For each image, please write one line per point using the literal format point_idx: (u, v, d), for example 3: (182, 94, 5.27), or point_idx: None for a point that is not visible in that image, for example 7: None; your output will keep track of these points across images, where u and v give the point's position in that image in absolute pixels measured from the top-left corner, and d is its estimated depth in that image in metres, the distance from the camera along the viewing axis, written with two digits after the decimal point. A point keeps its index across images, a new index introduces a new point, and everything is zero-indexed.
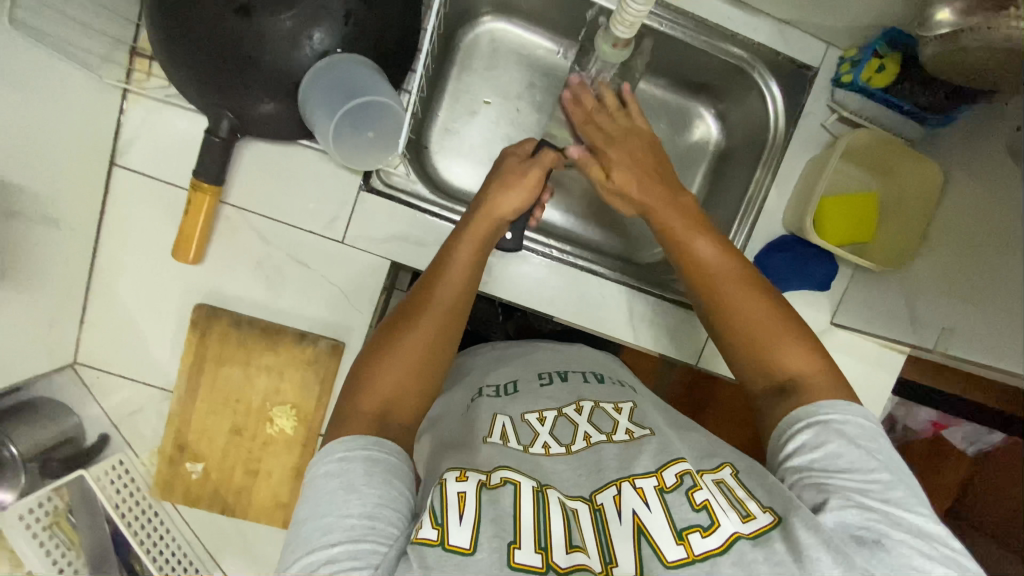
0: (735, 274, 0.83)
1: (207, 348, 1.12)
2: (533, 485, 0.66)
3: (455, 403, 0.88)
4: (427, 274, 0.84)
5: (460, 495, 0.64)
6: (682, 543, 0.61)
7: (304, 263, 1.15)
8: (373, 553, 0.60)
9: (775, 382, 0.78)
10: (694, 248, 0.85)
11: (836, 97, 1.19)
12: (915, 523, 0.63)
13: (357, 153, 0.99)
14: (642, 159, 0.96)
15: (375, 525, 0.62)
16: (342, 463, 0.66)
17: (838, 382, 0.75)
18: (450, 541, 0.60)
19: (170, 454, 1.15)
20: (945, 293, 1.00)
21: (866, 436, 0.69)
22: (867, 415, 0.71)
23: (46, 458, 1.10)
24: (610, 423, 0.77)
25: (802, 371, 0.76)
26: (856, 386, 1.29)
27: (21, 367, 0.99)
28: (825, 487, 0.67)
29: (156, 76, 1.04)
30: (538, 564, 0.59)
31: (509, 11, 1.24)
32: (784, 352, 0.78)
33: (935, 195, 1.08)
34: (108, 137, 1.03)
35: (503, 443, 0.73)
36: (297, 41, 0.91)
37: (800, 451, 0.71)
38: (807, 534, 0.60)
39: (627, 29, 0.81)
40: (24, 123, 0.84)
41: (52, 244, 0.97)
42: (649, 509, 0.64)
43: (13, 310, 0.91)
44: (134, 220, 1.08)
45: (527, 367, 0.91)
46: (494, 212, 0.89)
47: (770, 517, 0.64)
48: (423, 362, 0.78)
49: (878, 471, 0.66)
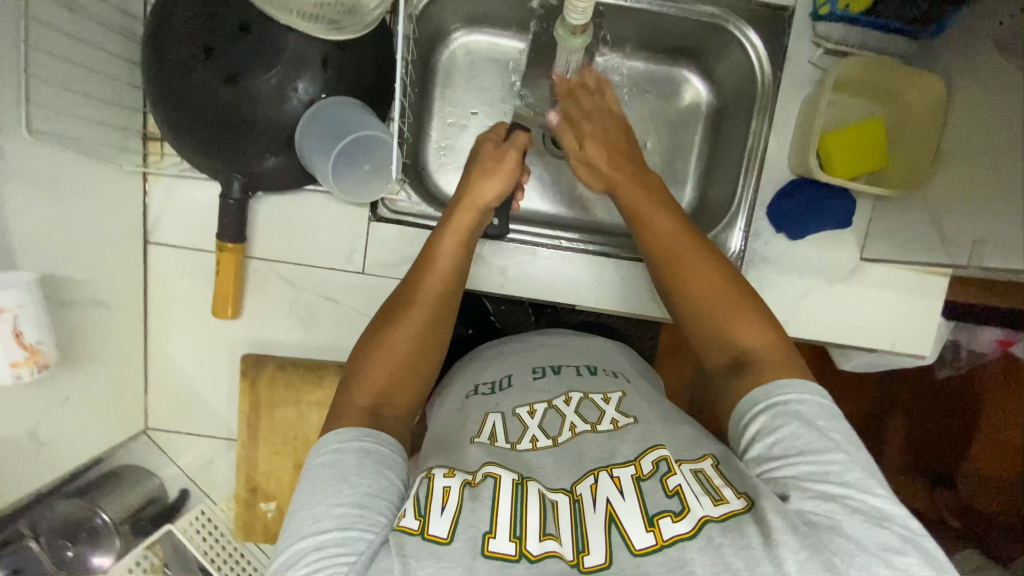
0: (696, 256, 0.86)
1: (260, 394, 1.20)
2: (513, 478, 0.69)
3: (455, 399, 0.91)
4: (415, 268, 0.90)
5: (445, 489, 0.67)
6: (652, 529, 0.63)
7: (332, 300, 1.21)
8: (360, 539, 0.64)
9: (730, 355, 0.80)
10: (656, 224, 0.91)
11: (818, 30, 1.16)
12: (872, 505, 0.63)
13: (358, 189, 1.04)
14: (615, 137, 1.03)
15: (364, 513, 0.66)
16: (336, 455, 0.70)
17: (789, 352, 0.77)
18: (430, 530, 0.63)
19: (244, 498, 1.23)
20: (968, 207, 0.96)
21: (823, 416, 0.69)
22: (824, 394, 0.70)
23: (136, 518, 1.19)
24: (597, 414, 0.78)
25: (753, 342, 0.78)
26: (900, 317, 1.24)
27: (99, 440, 1.08)
28: (786, 472, 0.67)
29: (169, 154, 1.13)
30: (511, 552, 0.62)
31: (479, 21, 1.27)
32: (737, 325, 0.80)
33: (940, 109, 1.04)
34: (138, 219, 1.13)
35: (491, 442, 0.77)
36: (284, 95, 0.97)
37: (759, 435, 0.71)
38: (775, 517, 0.61)
39: (580, 15, 0.82)
40: (61, 222, 0.93)
41: (106, 325, 1.06)
42: (622, 497, 0.66)
43: (83, 390, 1.01)
44: (172, 290, 1.17)
45: (525, 359, 0.93)
46: (477, 202, 0.94)
47: (742, 502, 0.65)
48: (414, 352, 0.83)
49: (835, 453, 0.65)
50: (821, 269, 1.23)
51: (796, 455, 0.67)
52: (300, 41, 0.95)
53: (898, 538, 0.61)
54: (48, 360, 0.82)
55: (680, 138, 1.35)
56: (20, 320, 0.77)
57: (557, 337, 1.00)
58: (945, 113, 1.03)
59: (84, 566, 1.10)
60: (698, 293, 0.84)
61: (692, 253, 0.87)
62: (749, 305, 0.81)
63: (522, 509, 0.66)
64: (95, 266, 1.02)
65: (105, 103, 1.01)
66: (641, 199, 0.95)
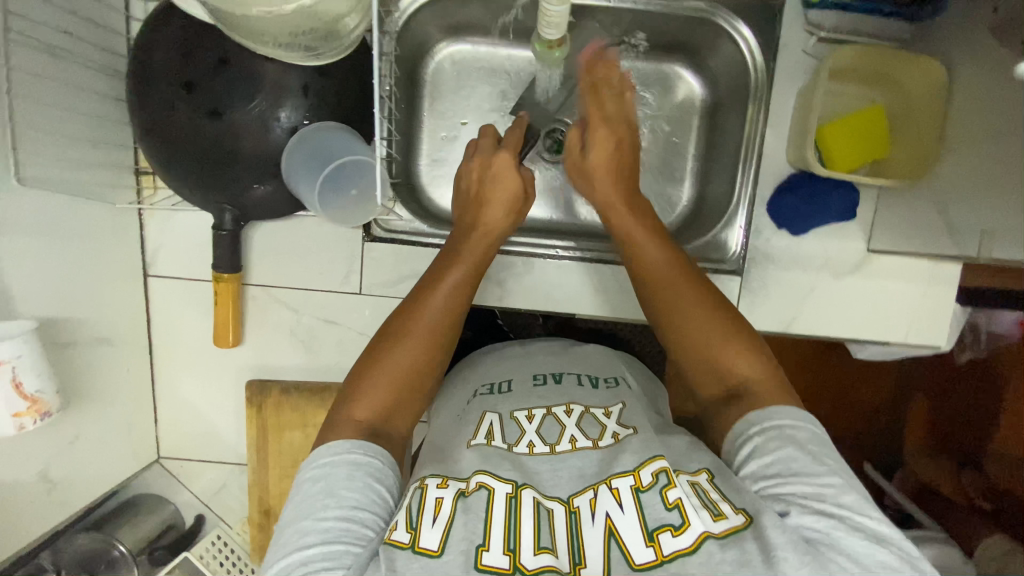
0: (685, 286, 0.84)
1: (267, 419, 1.21)
2: (507, 490, 0.67)
3: (456, 400, 0.91)
4: (420, 287, 0.88)
5: (438, 500, 0.67)
6: (652, 545, 0.61)
7: (332, 321, 1.22)
8: (345, 553, 0.64)
9: (722, 388, 0.79)
10: (648, 253, 0.89)
11: (811, 18, 1.12)
12: (868, 526, 0.61)
13: (347, 214, 1.03)
14: (615, 155, 1.01)
15: (350, 527, 0.66)
16: (326, 467, 0.71)
17: (780, 387, 0.76)
18: (421, 543, 0.63)
19: (258, 521, 1.25)
20: (977, 193, 0.93)
21: (815, 439, 0.68)
22: (815, 422, 0.70)
23: (153, 547, 1.22)
24: (598, 429, 0.76)
25: (745, 377, 0.77)
26: (912, 308, 1.21)
27: (113, 472, 1.11)
28: (782, 496, 0.65)
29: (161, 188, 1.14)
30: (505, 566, 0.61)
31: (463, 31, 1.26)
32: (729, 359, 0.79)
33: (942, 92, 1.00)
34: (136, 254, 1.14)
35: (487, 442, 0.75)
36: (268, 125, 0.97)
37: (753, 459, 0.69)
38: (776, 532, 0.60)
39: (555, 29, 0.82)
40: (59, 264, 0.95)
41: (111, 360, 1.08)
42: (620, 509, 0.64)
43: (92, 426, 1.03)
44: (174, 321, 1.18)
45: (530, 364, 0.91)
46: (487, 232, 0.95)
47: (741, 517, 0.63)
48: (415, 372, 0.82)
49: (828, 475, 0.65)
50: (826, 263, 1.20)
51: (792, 477, 0.65)
52: (279, 69, 0.95)
53: (896, 558, 0.60)
54: (50, 408, 0.86)
55: (676, 135, 1.31)
56: (19, 370, 0.80)
57: (561, 344, 0.98)
58: (946, 99, 1.00)
59: None
60: (689, 323, 0.82)
61: (681, 283, 0.85)
62: (741, 335, 0.80)
63: (515, 520, 0.65)
64: (97, 304, 1.04)
65: (94, 143, 1.02)
66: (631, 222, 0.94)
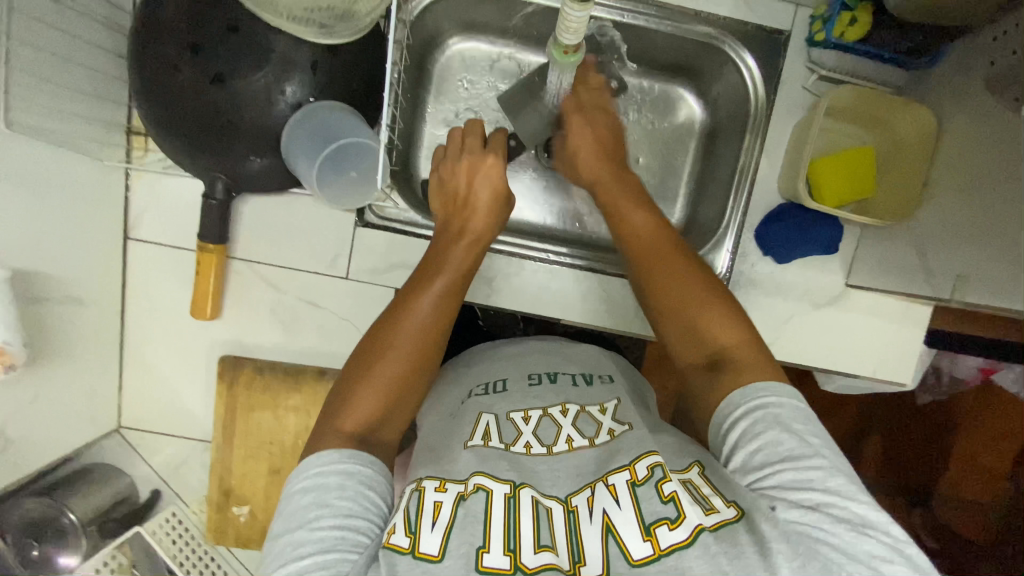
0: (667, 255, 0.86)
1: (237, 397, 1.18)
2: (505, 491, 0.67)
3: (450, 398, 0.90)
4: (407, 291, 0.86)
5: (437, 504, 0.66)
6: (649, 539, 0.62)
7: (315, 303, 1.20)
8: (342, 561, 0.63)
9: (703, 353, 0.80)
10: (630, 219, 0.91)
11: (813, 56, 1.16)
12: (854, 511, 0.62)
13: (343, 194, 1.04)
14: (603, 138, 1.03)
15: (345, 534, 0.65)
16: (317, 476, 0.70)
17: (761, 355, 0.76)
18: (421, 548, 0.62)
19: (217, 501, 1.21)
20: (955, 237, 0.97)
21: (802, 420, 0.69)
22: (799, 397, 0.71)
23: (104, 520, 1.18)
24: (594, 426, 0.76)
25: (725, 341, 0.78)
26: (883, 344, 1.25)
27: (70, 437, 1.07)
28: (769, 479, 0.66)
29: (152, 150, 1.11)
30: (506, 566, 0.61)
31: (475, 29, 1.26)
32: (710, 321, 0.80)
33: (931, 141, 1.04)
34: (119, 214, 1.11)
35: (486, 443, 0.75)
36: (272, 98, 0.96)
37: (740, 442, 0.70)
38: (768, 527, 0.61)
39: (574, 35, 0.83)
40: (38, 215, 0.91)
41: (81, 321, 1.04)
42: (618, 505, 0.65)
43: (55, 386, 0.99)
44: (151, 286, 1.15)
45: (523, 364, 0.91)
46: (471, 235, 0.93)
47: (732, 511, 0.64)
48: (403, 377, 0.80)
49: (815, 458, 0.65)
50: (808, 292, 1.23)
51: (779, 462, 0.66)
52: (290, 42, 0.94)
53: (883, 545, 0.61)
54: (15, 361, 0.82)
55: (674, 155, 1.35)
56: None
57: (551, 343, 0.98)
58: (933, 147, 1.04)
59: (51, 564, 1.11)
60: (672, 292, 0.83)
61: (663, 253, 0.86)
62: (721, 302, 0.81)
63: (513, 521, 0.64)
64: (73, 261, 1.00)
65: (88, 95, 0.99)
66: (615, 203, 0.94)
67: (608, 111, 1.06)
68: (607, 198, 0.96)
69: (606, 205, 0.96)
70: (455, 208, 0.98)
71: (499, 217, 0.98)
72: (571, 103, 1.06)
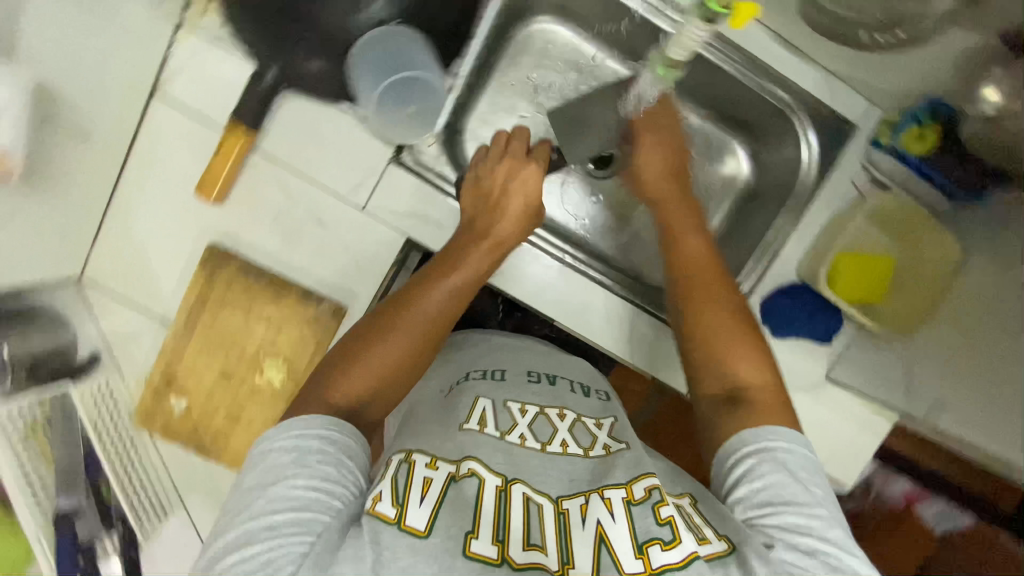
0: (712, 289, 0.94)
1: (213, 289, 1.13)
2: (497, 484, 0.69)
3: (438, 383, 0.94)
4: (422, 278, 0.93)
5: (427, 479, 0.68)
6: (642, 557, 0.63)
7: (322, 224, 1.16)
8: (316, 522, 0.63)
9: (726, 383, 0.86)
10: (685, 240, 1.01)
11: (871, 157, 1.19)
12: (846, 564, 0.65)
13: (389, 123, 1.13)
14: (670, 154, 1.11)
15: (320, 496, 0.65)
16: (289, 438, 0.71)
17: (781, 389, 0.85)
18: (407, 522, 0.63)
19: (156, 385, 1.16)
20: (949, 363, 1.10)
21: (806, 470, 0.73)
22: (809, 448, 0.76)
23: (36, 364, 1.09)
24: (589, 439, 0.81)
25: (753, 373, 0.86)
26: (844, 450, 1.26)
27: (28, 272, 0.99)
28: (771, 518, 0.69)
29: (211, 15, 1.04)
30: (493, 556, 0.62)
31: (566, 14, 1.24)
32: (741, 351, 0.88)
33: (952, 269, 1.12)
34: (154, 67, 1.04)
35: (480, 429, 0.78)
36: (357, 8, 1.06)
37: (746, 479, 0.73)
38: (758, 565, 0.62)
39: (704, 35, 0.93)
40: (76, 35, 0.85)
41: (80, 159, 0.98)
42: (612, 518, 0.66)
43: (31, 215, 0.92)
44: (162, 150, 1.09)
45: (520, 362, 0.96)
46: (492, 243, 1.00)
47: (724, 544, 0.66)
48: (400, 366, 0.87)
49: (816, 506, 0.69)
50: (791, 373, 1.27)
51: (782, 504, 0.69)
52: None
53: None
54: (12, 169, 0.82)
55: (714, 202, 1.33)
56: None
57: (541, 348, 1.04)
58: (950, 279, 1.13)
59: None
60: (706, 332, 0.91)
61: (703, 287, 0.94)
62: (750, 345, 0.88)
63: (506, 512, 0.66)
64: (94, 96, 0.94)
65: None
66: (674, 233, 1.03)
67: (668, 114, 1.13)
68: (666, 216, 1.05)
69: (664, 220, 1.05)
70: (481, 212, 1.05)
71: (520, 230, 1.04)
72: (638, 119, 1.12)
